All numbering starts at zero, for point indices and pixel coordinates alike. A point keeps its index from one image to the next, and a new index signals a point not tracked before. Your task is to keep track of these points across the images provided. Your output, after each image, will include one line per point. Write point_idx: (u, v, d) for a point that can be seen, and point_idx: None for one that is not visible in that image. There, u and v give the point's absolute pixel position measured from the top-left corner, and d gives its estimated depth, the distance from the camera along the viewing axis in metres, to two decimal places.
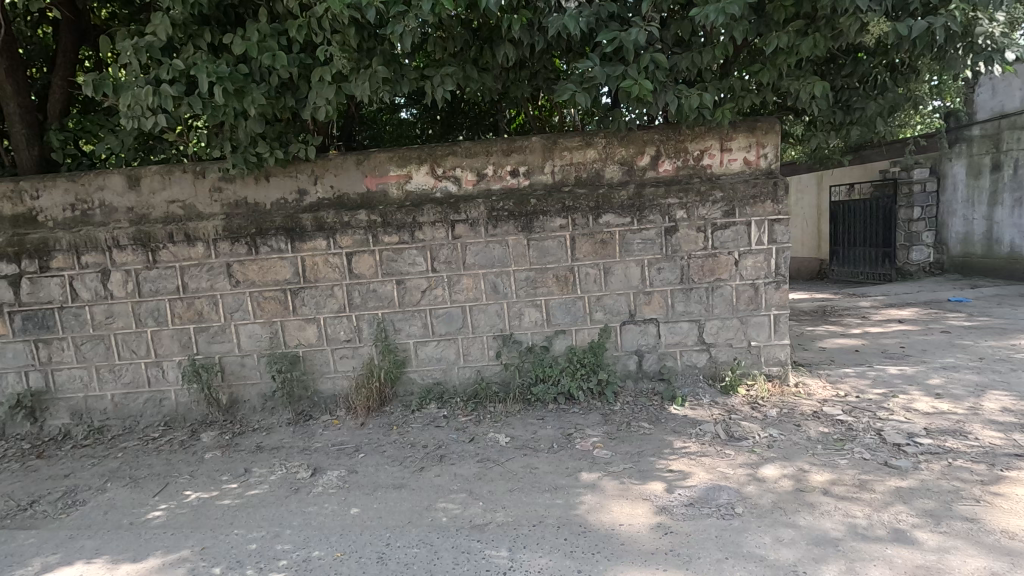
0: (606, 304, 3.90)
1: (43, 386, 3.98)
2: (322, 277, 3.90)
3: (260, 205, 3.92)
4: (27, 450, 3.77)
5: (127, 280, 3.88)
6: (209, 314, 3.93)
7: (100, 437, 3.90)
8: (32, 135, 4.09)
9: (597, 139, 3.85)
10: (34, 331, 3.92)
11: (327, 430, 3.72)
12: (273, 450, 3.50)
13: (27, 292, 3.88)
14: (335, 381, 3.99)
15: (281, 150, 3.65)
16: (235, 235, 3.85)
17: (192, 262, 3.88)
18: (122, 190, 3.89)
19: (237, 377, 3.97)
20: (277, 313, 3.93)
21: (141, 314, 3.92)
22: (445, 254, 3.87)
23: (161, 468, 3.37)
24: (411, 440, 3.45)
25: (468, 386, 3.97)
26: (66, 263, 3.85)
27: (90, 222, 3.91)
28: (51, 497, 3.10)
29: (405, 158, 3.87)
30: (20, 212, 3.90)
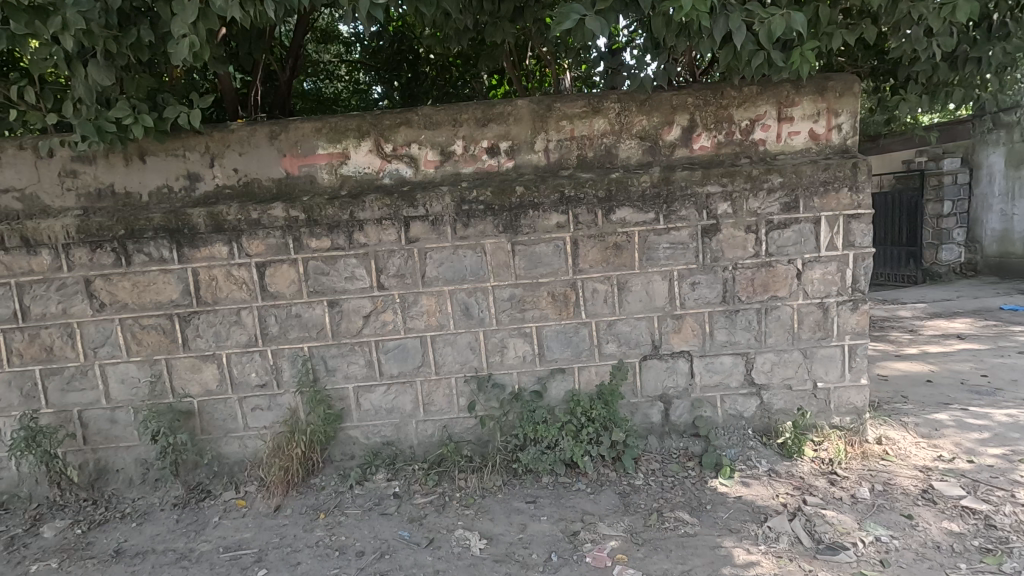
0: (620, 332, 2.82)
1: None
2: (222, 298, 2.77)
3: (133, 196, 2.76)
4: None
5: None
6: (62, 351, 2.77)
7: None
8: None
9: (609, 104, 2.76)
10: None
11: (225, 519, 2.59)
12: (136, 559, 2.37)
13: None
14: (244, 442, 2.85)
15: (153, 114, 2.51)
16: (96, 239, 2.69)
17: (35, 277, 2.72)
18: None
19: (104, 439, 2.82)
20: (160, 348, 2.79)
21: None
22: (396, 265, 2.76)
23: None
24: (341, 542, 2.35)
25: (431, 448, 2.86)
26: None
27: None
28: None
29: (339, 130, 2.75)
30: None
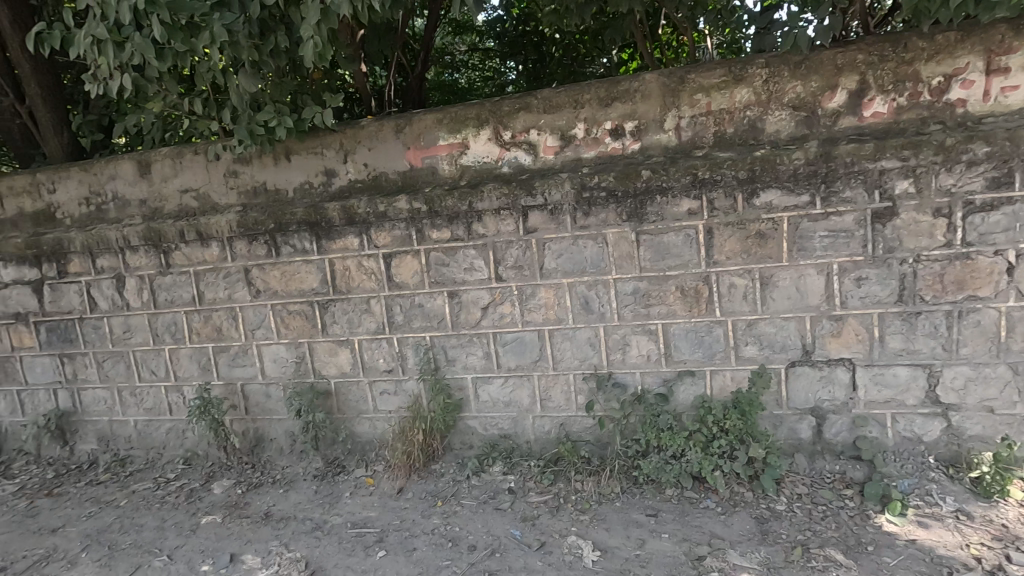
0: (763, 333, 2.47)
1: (70, 406, 3.50)
2: (355, 287, 2.92)
3: (281, 192, 3.01)
4: (47, 482, 3.32)
5: (142, 287, 3.23)
6: (229, 331, 3.15)
7: (121, 471, 3.33)
8: (60, 119, 3.60)
9: (755, 70, 2.39)
10: (59, 344, 3.44)
11: (356, 495, 2.76)
12: (280, 523, 2.62)
13: (49, 300, 3.39)
14: (374, 423, 3.01)
15: (294, 115, 2.71)
16: (252, 232, 2.99)
17: (207, 266, 3.11)
18: (134, 179, 3.21)
19: (261, 411, 3.16)
20: (303, 332, 3.03)
21: (158, 328, 3.26)
22: (514, 256, 2.68)
23: (147, 536, 2.65)
24: (454, 533, 2.37)
25: (548, 445, 2.77)
26: (82, 268, 3.29)
27: (104, 218, 3.28)
28: (20, 567, 2.54)
29: (460, 120, 2.72)
30: (39, 208, 3.38)
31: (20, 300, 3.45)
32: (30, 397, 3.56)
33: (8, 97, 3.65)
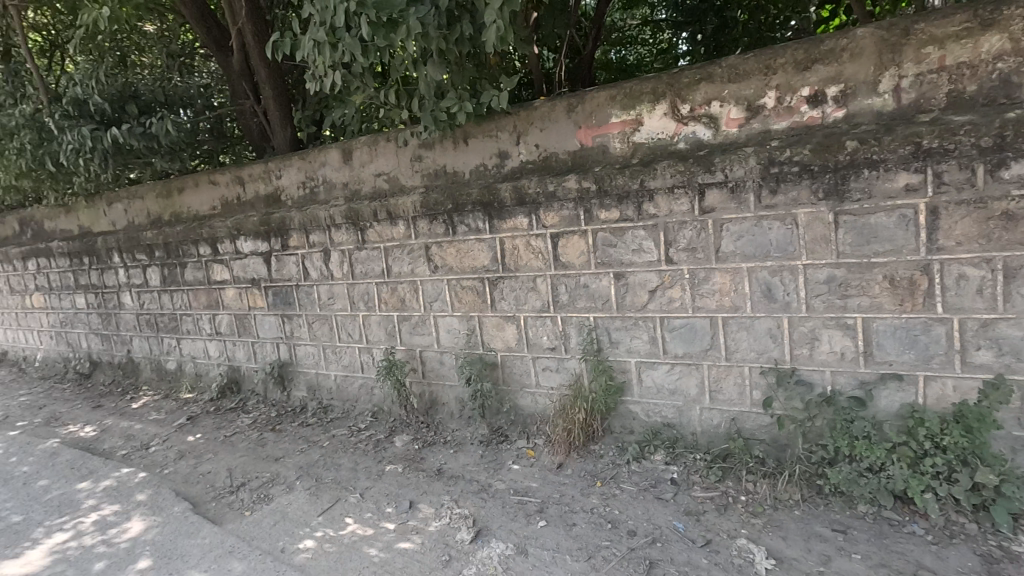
0: (1003, 337, 2.02)
1: (288, 358, 4.17)
2: (523, 265, 3.02)
3: (459, 174, 3.20)
4: (271, 419, 4.02)
5: (343, 260, 3.71)
6: (411, 301, 3.47)
7: (324, 417, 3.90)
8: (285, 116, 4.29)
9: (1012, 11, 1.93)
10: (281, 306, 4.11)
11: (518, 464, 2.90)
12: (451, 480, 2.85)
13: (275, 268, 4.06)
14: (536, 398, 3.11)
15: (473, 100, 2.86)
16: (433, 212, 3.24)
17: (395, 243, 3.46)
18: (340, 165, 3.66)
19: (435, 376, 3.46)
20: (475, 306, 3.23)
21: (355, 296, 3.72)
22: (688, 237, 2.54)
23: (345, 474, 3.07)
24: (614, 516, 2.36)
25: (715, 440, 2.61)
26: (299, 242, 3.88)
27: (316, 200, 3.81)
28: (254, 484, 3.12)
29: (634, 95, 2.63)
30: (269, 191, 4.04)
31: (255, 268, 4.18)
32: (260, 348, 4.33)
33: (250, 100, 4.44)
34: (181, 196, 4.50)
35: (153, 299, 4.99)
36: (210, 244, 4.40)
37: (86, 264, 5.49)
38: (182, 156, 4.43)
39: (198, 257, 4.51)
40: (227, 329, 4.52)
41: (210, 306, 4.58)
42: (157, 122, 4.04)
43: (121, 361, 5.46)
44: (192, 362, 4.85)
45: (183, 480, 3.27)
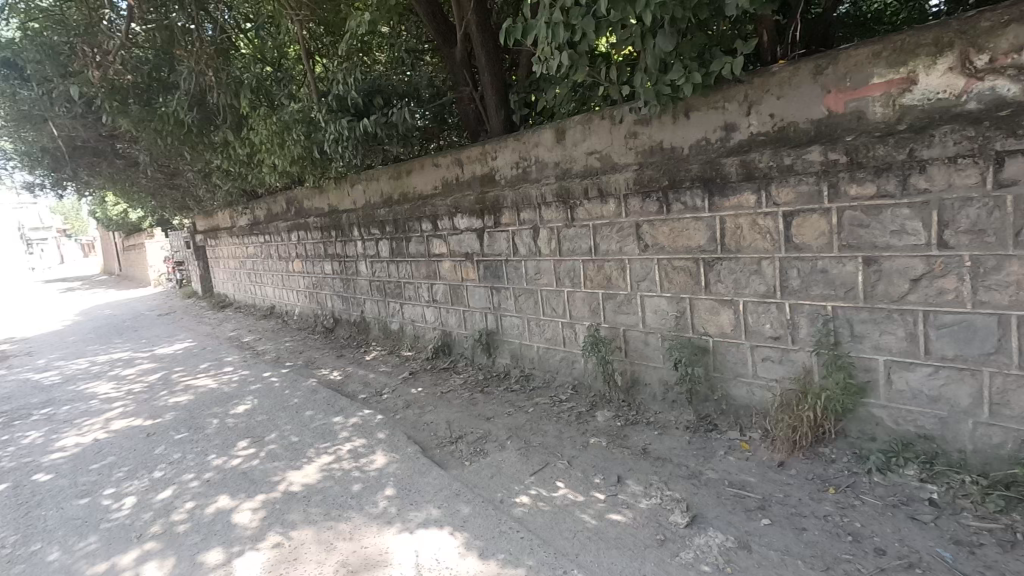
0: None
1: (495, 327, 4.50)
2: (745, 246, 2.80)
3: (677, 150, 3.07)
4: (479, 382, 4.40)
5: (551, 238, 3.84)
6: (617, 280, 3.47)
7: (526, 385, 4.15)
8: (500, 99, 4.59)
9: None
10: (491, 279, 4.43)
11: (731, 455, 2.76)
12: (659, 462, 2.82)
13: (487, 244, 4.38)
14: (752, 389, 2.90)
15: (702, 70, 2.72)
16: (647, 190, 3.16)
17: (604, 221, 3.47)
18: (552, 145, 3.75)
19: (639, 356, 3.42)
20: (686, 288, 3.10)
21: (561, 273, 3.84)
22: (973, 217, 2.12)
23: (551, 441, 3.23)
24: (854, 529, 2.11)
25: (994, 463, 2.18)
26: (511, 220, 4.11)
27: (527, 179, 3.98)
28: (470, 438, 3.44)
29: (908, 49, 2.23)
30: (485, 172, 4.32)
31: (470, 243, 4.56)
32: (470, 316, 4.74)
33: (469, 87, 4.83)
34: (410, 177, 5.08)
35: (383, 268, 5.77)
36: (431, 221, 4.92)
37: (333, 237, 6.55)
38: (412, 141, 5.00)
39: (421, 232, 5.07)
40: (442, 298, 5.03)
41: (429, 276, 5.13)
42: (397, 111, 4.61)
43: (356, 319, 6.44)
44: (412, 325, 5.52)
45: (411, 426, 3.74)
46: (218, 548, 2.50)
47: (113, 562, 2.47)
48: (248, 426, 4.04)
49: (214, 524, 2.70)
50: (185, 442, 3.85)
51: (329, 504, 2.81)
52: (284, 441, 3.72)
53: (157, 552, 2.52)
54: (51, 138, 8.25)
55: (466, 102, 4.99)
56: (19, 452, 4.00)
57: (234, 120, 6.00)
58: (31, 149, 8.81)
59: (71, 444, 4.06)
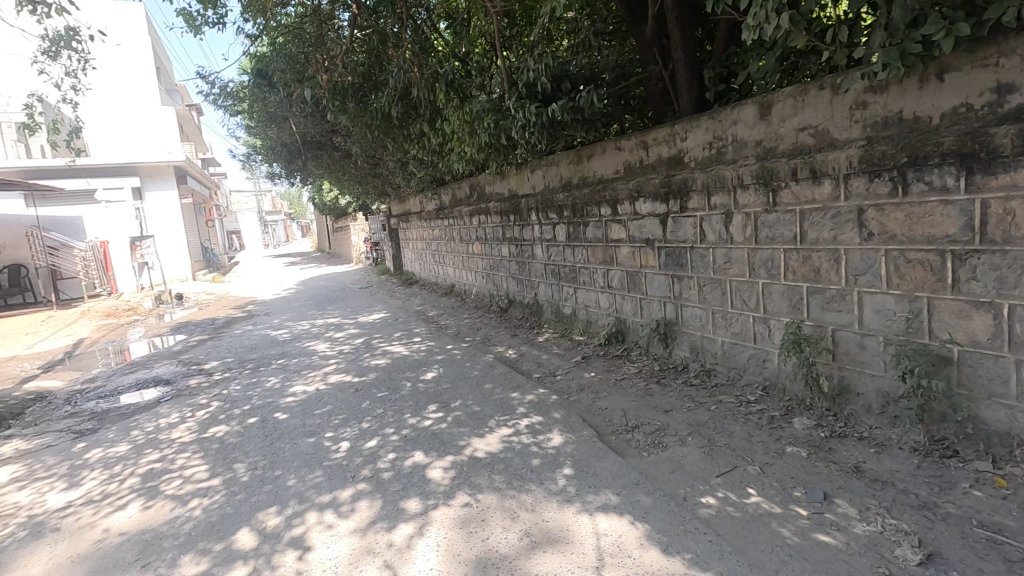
0: None
1: (674, 318, 4.29)
2: (1018, 237, 2.26)
3: (923, 120, 2.56)
4: (655, 372, 4.25)
5: (746, 224, 3.51)
6: (828, 273, 3.04)
7: (707, 381, 3.89)
8: (692, 76, 4.36)
9: None
10: (673, 267, 4.22)
11: (977, 489, 2.29)
12: (877, 484, 2.43)
13: (671, 230, 4.18)
14: (1014, 414, 2.38)
15: (970, 20, 2.24)
16: (876, 168, 2.71)
17: (815, 206, 3.06)
18: (754, 122, 3.38)
19: (851, 361, 3.00)
20: (923, 285, 2.61)
21: (755, 263, 3.49)
22: None
23: (739, 443, 2.99)
24: None
25: None
26: (700, 204, 3.85)
27: (722, 160, 3.65)
28: (646, 429, 3.33)
29: None
30: (673, 154, 4.07)
31: (651, 229, 4.40)
32: (647, 305, 4.59)
33: (659, 65, 4.66)
34: (591, 161, 5.06)
35: (558, 252, 5.86)
36: (611, 205, 4.84)
37: (512, 221, 6.82)
38: (596, 125, 4.97)
39: (600, 217, 5.03)
40: (618, 284, 4.95)
41: (605, 261, 5.08)
42: (585, 94, 4.60)
43: (530, 301, 6.66)
44: (585, 309, 5.53)
45: (586, 410, 3.74)
46: (416, 498, 2.77)
47: (334, 495, 2.88)
48: (436, 393, 4.41)
49: (412, 476, 3.00)
50: (385, 400, 4.34)
51: (511, 474, 2.94)
52: (467, 409, 3.99)
53: (367, 492, 2.87)
54: (288, 135, 9.84)
55: (653, 81, 4.83)
56: (264, 393, 4.88)
57: (430, 113, 6.53)
58: (274, 145, 10.61)
59: (300, 391, 4.84)
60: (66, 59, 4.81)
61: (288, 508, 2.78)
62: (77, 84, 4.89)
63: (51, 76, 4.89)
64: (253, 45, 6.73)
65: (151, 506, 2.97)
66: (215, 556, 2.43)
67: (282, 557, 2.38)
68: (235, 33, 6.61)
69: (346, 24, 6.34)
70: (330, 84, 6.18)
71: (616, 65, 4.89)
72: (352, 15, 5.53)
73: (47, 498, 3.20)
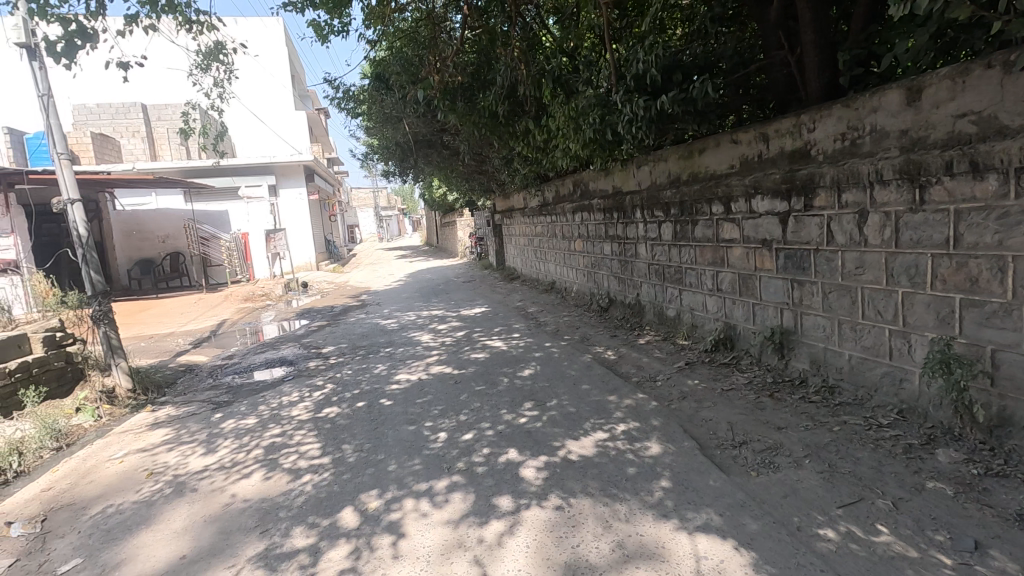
0: None
1: (793, 326, 3.93)
2: None
3: None
4: (768, 384, 3.92)
5: (885, 225, 3.10)
6: (989, 284, 2.60)
7: (829, 398, 3.52)
8: (823, 61, 3.95)
9: None
10: (793, 271, 3.85)
11: None
12: None
13: (792, 230, 3.81)
14: None
15: None
16: None
17: (976, 205, 2.62)
18: (899, 109, 2.96)
19: (1017, 388, 2.55)
20: None
21: (894, 269, 3.08)
22: None
23: (867, 472, 2.65)
24: None
25: None
26: (828, 202, 3.47)
27: (857, 152, 3.25)
28: (756, 446, 3.07)
29: None
30: (797, 146, 3.69)
31: (769, 229, 4.05)
32: (762, 311, 4.24)
33: (784, 50, 4.26)
34: (702, 156, 4.76)
35: (664, 252, 5.60)
36: (723, 203, 4.53)
37: (616, 219, 6.64)
38: (709, 118, 4.67)
39: (711, 216, 4.73)
40: (729, 287, 4.63)
41: (716, 262, 4.77)
42: (698, 85, 4.32)
43: (632, 302, 6.45)
44: (691, 313, 5.24)
45: (688, 420, 3.54)
46: (508, 495, 2.78)
47: (430, 484, 2.97)
48: (532, 390, 4.40)
49: (505, 473, 3.01)
50: (483, 395, 4.41)
51: (605, 481, 2.85)
52: (563, 410, 3.94)
53: (461, 485, 2.92)
54: (401, 135, 10.36)
55: (777, 67, 4.43)
56: (372, 379, 5.18)
57: (536, 109, 6.53)
58: (389, 144, 11.23)
59: (404, 379, 5.07)
60: (215, 71, 5.40)
61: (388, 492, 2.91)
62: (223, 93, 5.48)
63: (203, 86, 5.52)
64: (373, 50, 7.13)
65: (270, 477, 3.26)
66: (321, 530, 2.61)
67: (380, 539, 2.49)
68: (357, 40, 7.04)
69: (457, 25, 6.51)
70: (441, 85, 6.39)
71: (734, 52, 4.57)
72: (462, 16, 5.66)
73: (189, 461, 3.63)
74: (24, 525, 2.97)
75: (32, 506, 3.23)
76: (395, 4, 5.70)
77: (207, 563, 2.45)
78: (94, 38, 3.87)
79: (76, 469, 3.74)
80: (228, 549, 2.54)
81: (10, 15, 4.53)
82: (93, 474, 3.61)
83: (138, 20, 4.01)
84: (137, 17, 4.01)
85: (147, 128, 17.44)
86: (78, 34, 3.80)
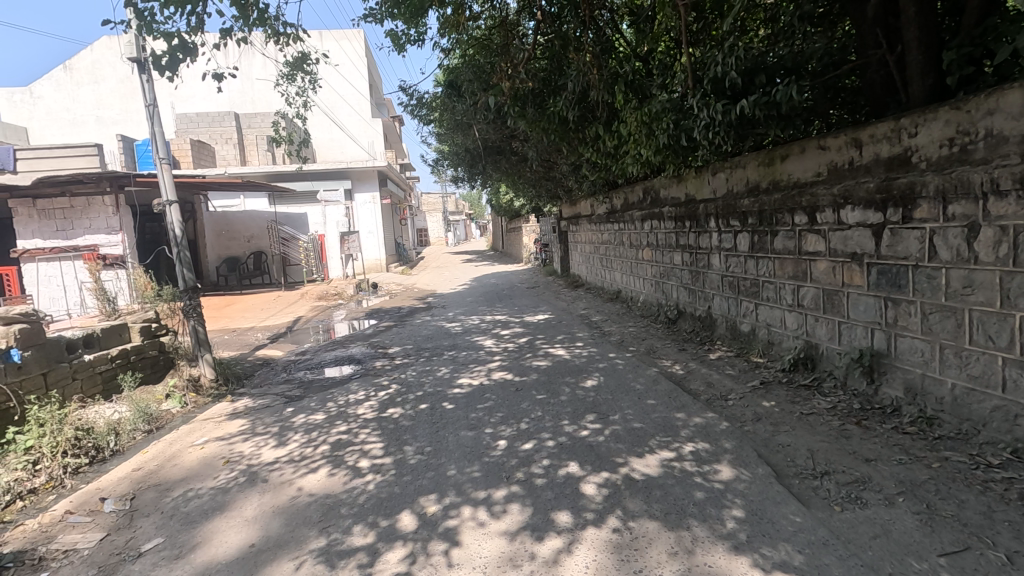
0: None
1: (885, 349, 3.59)
2: None
3: None
4: (854, 411, 3.60)
5: (1001, 240, 2.77)
6: None
7: (927, 430, 3.18)
8: (928, 60, 3.62)
9: None
10: (887, 288, 3.53)
11: None
12: None
13: (887, 244, 3.50)
14: None
15: None
16: None
17: None
18: (1020, 111, 2.64)
19: None
20: None
21: (1011, 290, 2.74)
22: None
23: (974, 517, 2.36)
24: None
25: None
26: (930, 214, 3.15)
27: (968, 160, 2.92)
28: (840, 478, 2.82)
29: None
30: (896, 153, 3.37)
31: (860, 241, 3.74)
32: (849, 330, 3.92)
33: (882, 49, 3.92)
34: (784, 163, 4.47)
35: (739, 264, 5.32)
36: (808, 213, 4.24)
37: (687, 227, 6.41)
38: (795, 123, 4.40)
39: (793, 226, 4.43)
40: (812, 303, 4.31)
41: (797, 276, 4.47)
42: (782, 88, 4.04)
43: (702, 314, 6.18)
44: (768, 329, 4.94)
45: (762, 444, 3.30)
46: (568, 511, 2.70)
47: (489, 493, 2.93)
48: (595, 402, 4.29)
49: (564, 487, 2.93)
50: (544, 403, 4.35)
51: (669, 504, 2.70)
52: (627, 425, 3.80)
53: (520, 496, 2.87)
54: (471, 140, 10.53)
55: (873, 67, 4.09)
56: (434, 382, 5.24)
57: (607, 115, 6.41)
58: (459, 150, 11.43)
59: (465, 384, 5.10)
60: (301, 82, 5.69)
61: (446, 498, 2.90)
62: (307, 102, 5.77)
63: (289, 96, 5.82)
64: (447, 58, 7.29)
65: (334, 474, 3.34)
66: (380, 531, 2.64)
67: (435, 546, 2.48)
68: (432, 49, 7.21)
69: (530, 33, 6.54)
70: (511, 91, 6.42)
71: (825, 52, 4.27)
72: (535, 22, 5.67)
73: (262, 452, 3.80)
74: (116, 502, 3.20)
75: (123, 484, 3.49)
76: (470, 13, 5.80)
77: (273, 553, 2.53)
78: (194, 51, 4.16)
79: (163, 452, 4.01)
80: (292, 542, 2.61)
81: (124, 32, 4.98)
82: (177, 458, 3.86)
83: (232, 33, 4.29)
84: (231, 32, 4.28)
85: (239, 135, 18.72)
86: (180, 48, 4.10)
